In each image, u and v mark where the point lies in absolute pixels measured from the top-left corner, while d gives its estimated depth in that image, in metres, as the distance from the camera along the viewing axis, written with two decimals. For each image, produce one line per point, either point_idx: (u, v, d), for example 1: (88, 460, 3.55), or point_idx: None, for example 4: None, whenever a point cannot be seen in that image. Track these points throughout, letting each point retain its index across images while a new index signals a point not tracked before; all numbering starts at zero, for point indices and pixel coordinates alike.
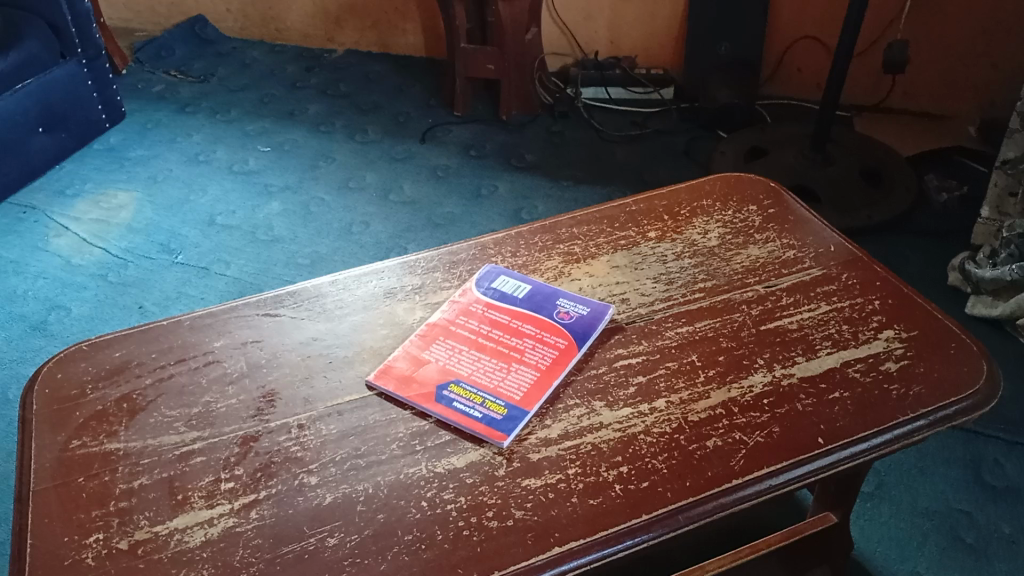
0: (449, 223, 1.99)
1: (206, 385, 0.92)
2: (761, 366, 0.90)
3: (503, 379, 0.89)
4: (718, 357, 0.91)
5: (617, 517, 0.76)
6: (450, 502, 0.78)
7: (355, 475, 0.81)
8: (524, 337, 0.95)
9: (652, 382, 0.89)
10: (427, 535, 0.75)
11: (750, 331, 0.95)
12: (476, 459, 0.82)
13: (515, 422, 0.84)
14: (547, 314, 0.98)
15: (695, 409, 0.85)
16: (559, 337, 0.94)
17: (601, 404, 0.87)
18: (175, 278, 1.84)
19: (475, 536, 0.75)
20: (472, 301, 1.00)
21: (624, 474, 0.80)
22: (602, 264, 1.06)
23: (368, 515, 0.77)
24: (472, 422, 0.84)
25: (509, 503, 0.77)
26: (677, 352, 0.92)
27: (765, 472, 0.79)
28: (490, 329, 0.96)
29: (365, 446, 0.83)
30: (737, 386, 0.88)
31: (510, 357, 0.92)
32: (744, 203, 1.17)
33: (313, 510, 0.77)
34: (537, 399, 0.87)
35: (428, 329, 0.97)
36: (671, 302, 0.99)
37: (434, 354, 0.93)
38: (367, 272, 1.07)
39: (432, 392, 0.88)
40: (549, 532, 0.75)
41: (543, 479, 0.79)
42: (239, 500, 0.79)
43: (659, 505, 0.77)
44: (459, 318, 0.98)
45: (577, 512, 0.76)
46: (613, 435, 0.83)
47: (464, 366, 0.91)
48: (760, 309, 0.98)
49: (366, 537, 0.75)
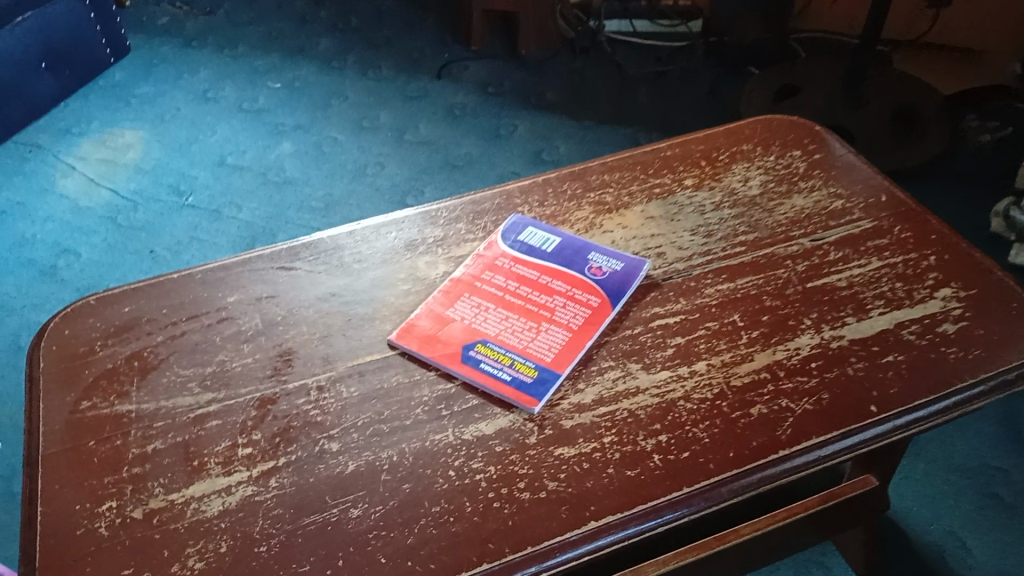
0: (467, 164, 1.92)
1: (220, 343, 0.87)
2: (808, 327, 0.84)
3: (532, 340, 0.84)
4: (761, 317, 0.86)
5: (655, 490, 0.72)
6: (479, 471, 0.74)
7: (379, 442, 0.76)
8: (554, 294, 0.89)
9: (691, 343, 0.84)
10: (455, 507, 0.71)
11: (796, 289, 0.89)
12: (506, 425, 0.77)
13: (547, 385, 0.80)
14: (578, 269, 0.92)
15: (738, 373, 0.80)
16: (591, 295, 0.89)
17: (638, 366, 0.82)
18: (186, 222, 1.79)
19: (506, 509, 0.71)
20: (498, 255, 0.94)
21: (664, 443, 0.75)
22: (635, 214, 1.00)
23: (393, 485, 0.73)
24: (500, 385, 0.80)
25: (541, 474, 0.73)
26: (717, 311, 0.87)
27: (812, 442, 0.75)
28: (519, 285, 0.90)
29: (388, 411, 0.79)
30: (782, 348, 0.82)
31: (539, 315, 0.87)
32: (787, 147, 1.09)
33: (335, 479, 0.74)
34: (569, 361, 0.82)
35: (452, 285, 0.91)
36: (711, 257, 0.93)
37: (458, 313, 0.88)
38: (387, 222, 1.01)
39: (457, 352, 0.83)
40: (584, 505, 0.71)
41: (577, 448, 0.75)
42: (257, 467, 0.75)
43: (700, 477, 0.73)
44: (485, 273, 0.92)
45: (613, 485, 0.72)
46: (651, 401, 0.79)
47: (491, 325, 0.86)
48: (805, 265, 0.91)
49: (391, 508, 0.71)
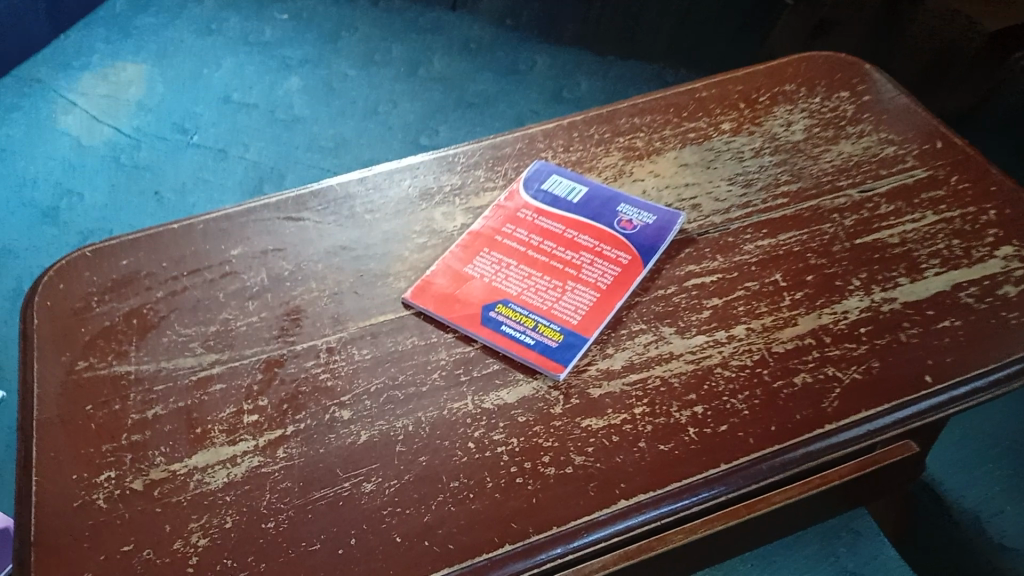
0: (484, 102, 1.83)
1: (223, 300, 0.82)
2: (857, 289, 0.78)
3: (557, 300, 0.78)
4: (806, 277, 0.79)
5: (691, 467, 0.67)
6: (500, 443, 0.69)
7: (393, 410, 0.71)
8: (580, 250, 0.83)
9: (729, 305, 0.77)
10: (475, 482, 0.66)
11: (843, 246, 0.82)
12: (530, 393, 0.72)
13: (574, 350, 0.74)
14: (606, 222, 0.85)
15: (780, 339, 0.74)
16: (621, 252, 0.82)
17: (671, 330, 0.76)
18: (191, 162, 1.73)
19: (530, 485, 0.66)
20: (519, 206, 0.88)
21: (700, 415, 0.69)
22: (668, 161, 0.92)
23: (409, 458, 0.68)
24: (523, 350, 0.74)
25: (568, 447, 0.68)
26: (757, 270, 0.80)
27: (862, 415, 0.69)
28: (542, 240, 0.84)
29: (402, 376, 0.74)
30: (828, 312, 0.76)
31: (564, 273, 0.80)
32: (834, 88, 1.01)
33: (347, 450, 0.69)
34: (597, 324, 0.76)
35: (471, 239, 0.85)
36: (750, 210, 0.86)
37: (477, 270, 0.82)
38: (400, 169, 0.94)
39: (477, 313, 0.77)
40: (613, 482, 0.66)
41: (606, 419, 0.70)
42: (264, 435, 0.70)
43: (740, 452, 0.67)
44: (506, 227, 0.86)
45: (645, 460, 0.67)
46: (686, 368, 0.73)
47: (512, 284, 0.80)
48: (853, 220, 0.84)
49: (407, 483, 0.66)
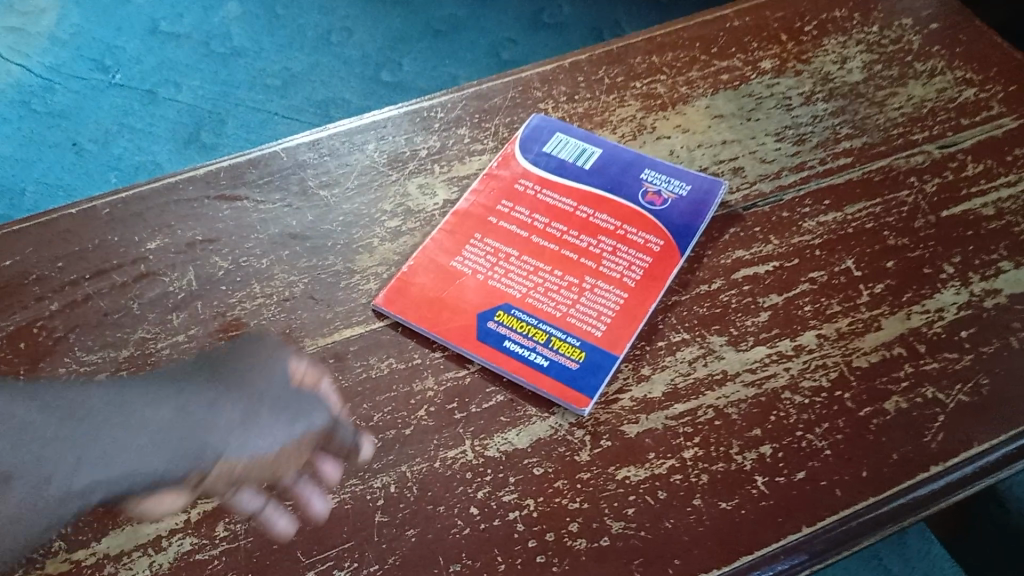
0: (454, 29, 1.60)
1: (139, 313, 0.63)
2: (951, 278, 0.62)
3: (574, 303, 0.60)
4: (885, 264, 0.62)
5: (763, 533, 0.51)
6: (513, 508, 0.52)
7: (368, 464, 0.54)
8: (599, 233, 0.65)
9: (791, 304, 0.61)
10: (482, 565, 0.50)
11: (927, 220, 0.65)
12: (546, 435, 0.55)
13: (601, 374, 0.57)
14: (628, 195, 0.67)
15: (861, 350, 0.58)
16: (650, 236, 0.64)
17: (722, 341, 0.59)
18: (115, 106, 1.49)
19: (555, 565, 0.50)
20: (516, 177, 0.69)
21: (769, 459, 0.53)
22: (699, 112, 0.74)
23: (392, 533, 0.52)
24: (534, 375, 0.57)
25: (601, 510, 0.52)
26: (824, 255, 0.63)
27: (973, 451, 0.54)
28: (549, 220, 0.66)
29: (378, 415, 0.56)
30: (919, 311, 0.60)
31: (579, 265, 0.63)
32: (892, 14, 0.82)
33: (309, 525, 0.52)
34: (629, 336, 0.59)
35: (456, 221, 0.66)
36: (807, 174, 0.69)
37: (469, 264, 0.63)
38: (362, 127, 0.74)
39: (471, 324, 0.60)
40: (663, 558, 0.50)
41: (647, 469, 0.53)
42: (197, 505, 0.53)
43: (824, 510, 0.52)
44: (501, 204, 0.67)
45: (703, 525, 0.51)
46: (745, 393, 0.56)
47: (515, 282, 0.62)
48: (935, 185, 0.67)
49: (392, 570, 0.50)
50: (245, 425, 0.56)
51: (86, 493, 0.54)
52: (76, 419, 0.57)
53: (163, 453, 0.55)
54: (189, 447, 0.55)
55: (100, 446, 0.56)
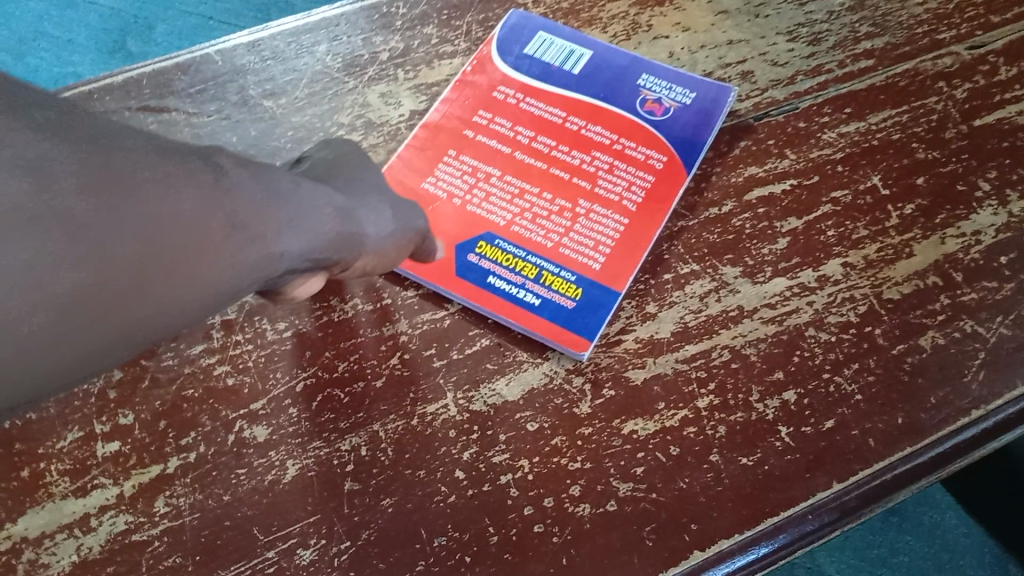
0: None
1: None
2: (987, 196, 0.55)
3: (567, 232, 0.53)
4: (915, 181, 0.55)
5: (788, 491, 0.45)
6: (505, 470, 0.45)
7: (334, 423, 0.46)
8: (594, 148, 0.56)
9: (813, 229, 0.53)
10: (472, 538, 0.44)
11: (959, 130, 0.58)
12: (540, 384, 0.48)
13: (602, 312, 0.50)
14: (624, 104, 0.58)
15: (892, 280, 0.51)
16: (651, 151, 0.56)
17: (736, 271, 0.52)
18: (28, 8, 1.32)
19: (555, 535, 0.44)
20: (495, 83, 0.60)
21: (794, 407, 0.47)
22: (700, 8, 0.64)
23: (366, 503, 0.44)
24: (524, 316, 0.50)
25: (606, 469, 0.45)
26: (847, 170, 0.56)
27: (1016, 392, 0.48)
28: (534, 134, 0.57)
29: (343, 365, 0.48)
30: (953, 234, 0.53)
31: (572, 185, 0.54)
32: None
33: (267, 497, 0.45)
34: (632, 268, 0.51)
35: (426, 135, 0.57)
36: (824, 79, 0.60)
37: (443, 187, 0.55)
38: (311, 24, 0.63)
39: (449, 257, 0.52)
40: (678, 522, 0.44)
41: (657, 422, 0.47)
42: (131, 477, 0.45)
43: (855, 463, 0.46)
44: (478, 115, 0.58)
45: (721, 485, 0.45)
46: (765, 332, 0.50)
47: (498, 208, 0.54)
48: (966, 91, 0.59)
49: (366, 547, 0.43)
50: (370, 221, 0.40)
51: (261, 270, 0.31)
52: (230, 167, 0.30)
53: (323, 236, 0.35)
54: (345, 231, 0.38)
55: (266, 208, 0.31)
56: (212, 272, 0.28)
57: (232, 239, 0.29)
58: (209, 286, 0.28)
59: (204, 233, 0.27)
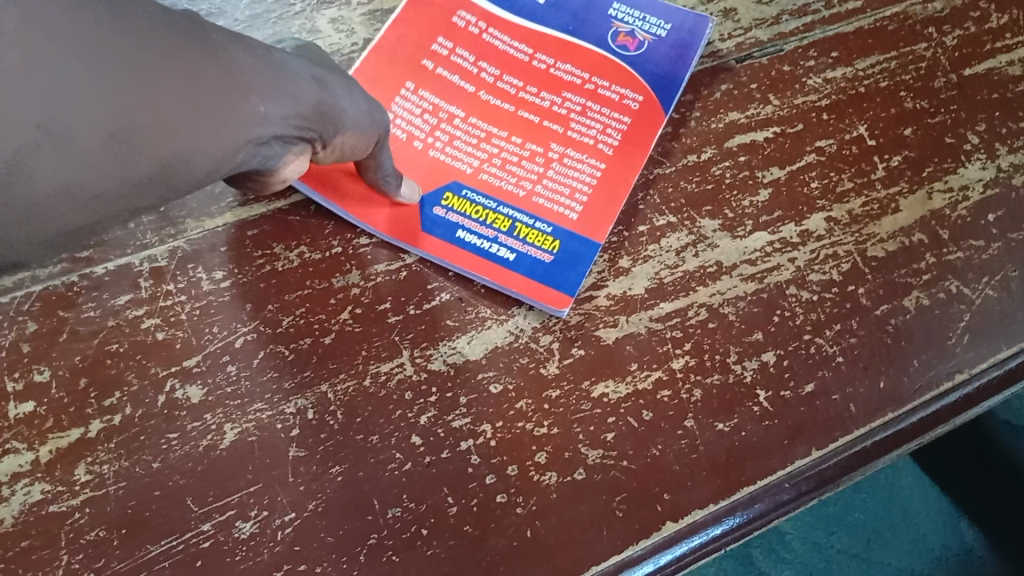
0: None
1: None
2: (975, 150, 0.52)
3: (539, 179, 0.49)
4: (903, 132, 0.52)
5: (766, 459, 0.43)
6: (465, 436, 0.42)
7: (278, 383, 0.42)
8: (564, 87, 0.52)
9: (796, 180, 0.50)
10: (430, 509, 0.40)
11: (948, 80, 0.54)
12: (504, 342, 0.44)
13: (580, 265, 0.46)
14: (594, 38, 0.54)
15: (877, 236, 0.49)
16: (625, 92, 0.52)
17: (715, 224, 0.48)
18: None
19: (519, 506, 0.41)
20: (455, 7, 0.54)
21: (773, 369, 0.44)
22: None
23: (313, 470, 0.41)
24: (497, 271, 0.46)
25: (574, 435, 0.42)
26: (832, 119, 0.52)
27: (1001, 356, 0.46)
28: (499, 71, 0.52)
29: (288, 320, 0.44)
30: (941, 189, 0.50)
31: (543, 129, 0.50)
32: None
33: (203, 464, 0.40)
34: (611, 214, 0.48)
35: (380, 64, 0.52)
36: (810, 20, 0.56)
37: (402, 126, 0.50)
38: None
39: (413, 209, 0.47)
40: (650, 492, 0.41)
41: (629, 384, 0.44)
42: (47, 442, 0.40)
43: (836, 430, 0.44)
44: (437, 44, 0.53)
45: (696, 452, 0.42)
46: (744, 290, 0.46)
47: (465, 152, 0.49)
48: (956, 38, 0.56)
49: (313, 519, 0.40)
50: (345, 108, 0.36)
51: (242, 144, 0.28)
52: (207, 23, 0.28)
53: (305, 115, 0.32)
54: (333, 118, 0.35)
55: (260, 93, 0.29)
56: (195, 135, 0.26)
57: (214, 101, 0.26)
58: (192, 155, 0.26)
59: (188, 97, 0.25)
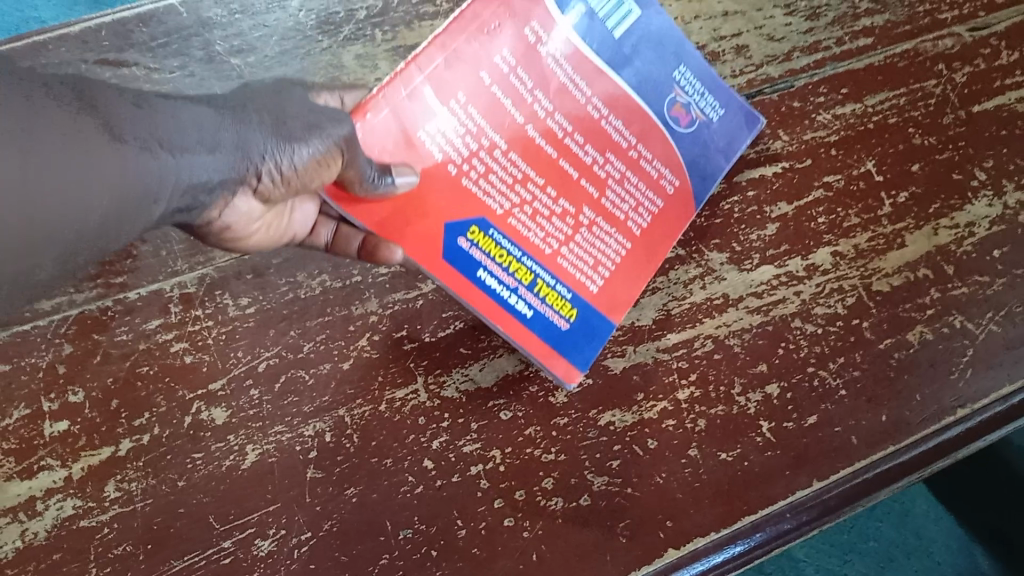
0: None
1: None
2: (983, 186, 0.52)
3: (566, 241, 0.46)
4: (911, 168, 0.52)
5: (767, 489, 0.45)
6: (475, 461, 0.44)
7: (299, 407, 0.44)
8: (609, 147, 0.47)
9: (804, 214, 0.50)
10: (439, 531, 0.43)
11: (957, 117, 0.53)
12: (514, 370, 0.45)
13: (594, 344, 0.45)
14: (653, 93, 0.47)
15: (883, 271, 0.49)
16: (665, 169, 0.48)
17: (723, 257, 0.49)
18: None
19: (525, 530, 0.43)
20: (530, 14, 0.44)
21: (776, 402, 0.46)
22: None
23: (329, 492, 0.43)
24: (511, 325, 0.45)
25: (580, 462, 0.44)
26: (840, 154, 0.52)
27: (1005, 391, 0.48)
28: (553, 107, 0.45)
29: (309, 346, 0.45)
30: (947, 225, 0.51)
31: (579, 188, 0.46)
32: None
33: (225, 484, 0.43)
34: (626, 301, 0.46)
35: (435, 58, 0.43)
36: (822, 58, 0.54)
37: (440, 144, 0.44)
38: None
39: (434, 237, 0.44)
40: (653, 519, 0.44)
41: (635, 413, 0.45)
42: (79, 459, 0.43)
43: (837, 462, 0.46)
44: (499, 55, 0.44)
45: (699, 481, 0.44)
46: (750, 322, 0.48)
47: (498, 191, 0.45)
48: (966, 74, 0.54)
49: (328, 539, 0.43)
50: (283, 121, 0.35)
51: (167, 187, 0.29)
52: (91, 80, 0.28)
53: (227, 146, 0.32)
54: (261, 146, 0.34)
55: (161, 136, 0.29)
56: (121, 187, 0.27)
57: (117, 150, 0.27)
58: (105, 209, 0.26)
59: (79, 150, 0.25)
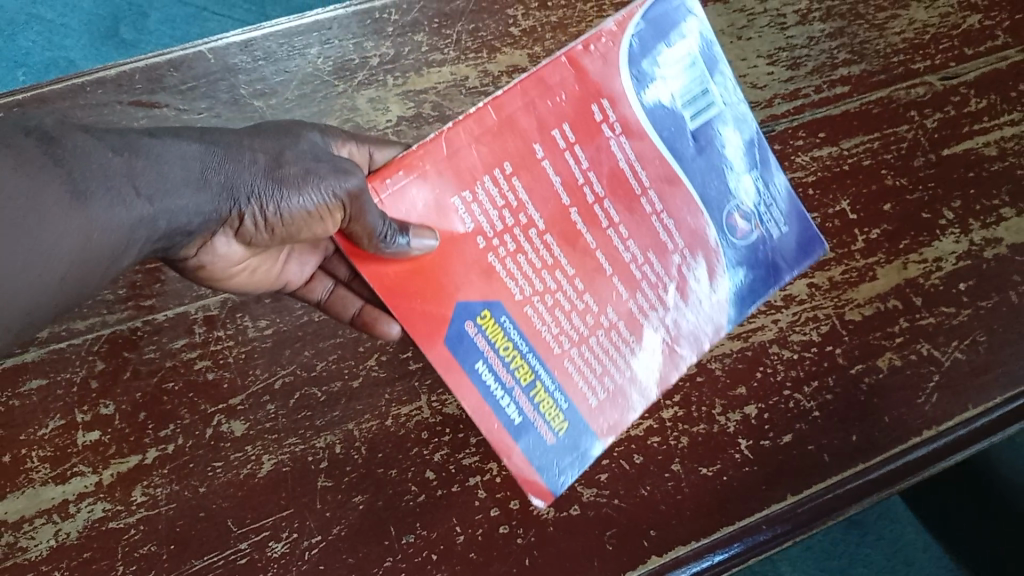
0: None
1: None
2: (951, 225, 0.56)
3: (579, 343, 0.43)
4: (883, 207, 0.55)
5: (745, 502, 0.48)
6: (473, 472, 0.47)
7: (313, 420, 0.48)
8: (652, 246, 0.43)
9: None
10: (440, 536, 0.46)
11: (927, 159, 0.57)
12: None
13: (572, 460, 0.44)
14: (711, 195, 0.44)
15: (855, 301, 0.53)
16: (705, 280, 0.45)
17: None
18: None
19: (519, 537, 0.46)
20: (606, 91, 0.41)
21: (754, 421, 0.50)
22: None
23: (339, 498, 0.47)
24: (501, 430, 0.42)
25: None
26: (817, 193, 0.55)
27: (971, 413, 0.52)
28: (604, 194, 0.42)
29: (322, 364, 0.49)
30: (916, 260, 0.55)
31: (608, 287, 0.43)
32: None
33: (241, 490, 0.47)
34: (623, 416, 0.45)
35: (489, 123, 0.40)
36: (801, 104, 0.58)
37: (474, 214, 0.40)
38: (303, 25, 0.58)
39: (442, 318, 0.41)
40: (638, 528, 0.47)
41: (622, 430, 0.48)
42: (110, 466, 0.46)
43: (810, 477, 0.49)
44: (562, 130, 0.41)
45: (681, 493, 0.48)
46: (730, 348, 0.51)
47: (523, 280, 0.42)
48: (936, 120, 0.58)
49: (336, 542, 0.46)
50: (278, 163, 0.38)
51: (144, 229, 0.32)
52: (80, 128, 0.31)
53: (208, 189, 0.35)
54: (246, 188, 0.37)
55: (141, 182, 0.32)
56: (99, 230, 0.30)
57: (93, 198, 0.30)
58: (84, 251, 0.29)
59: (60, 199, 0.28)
